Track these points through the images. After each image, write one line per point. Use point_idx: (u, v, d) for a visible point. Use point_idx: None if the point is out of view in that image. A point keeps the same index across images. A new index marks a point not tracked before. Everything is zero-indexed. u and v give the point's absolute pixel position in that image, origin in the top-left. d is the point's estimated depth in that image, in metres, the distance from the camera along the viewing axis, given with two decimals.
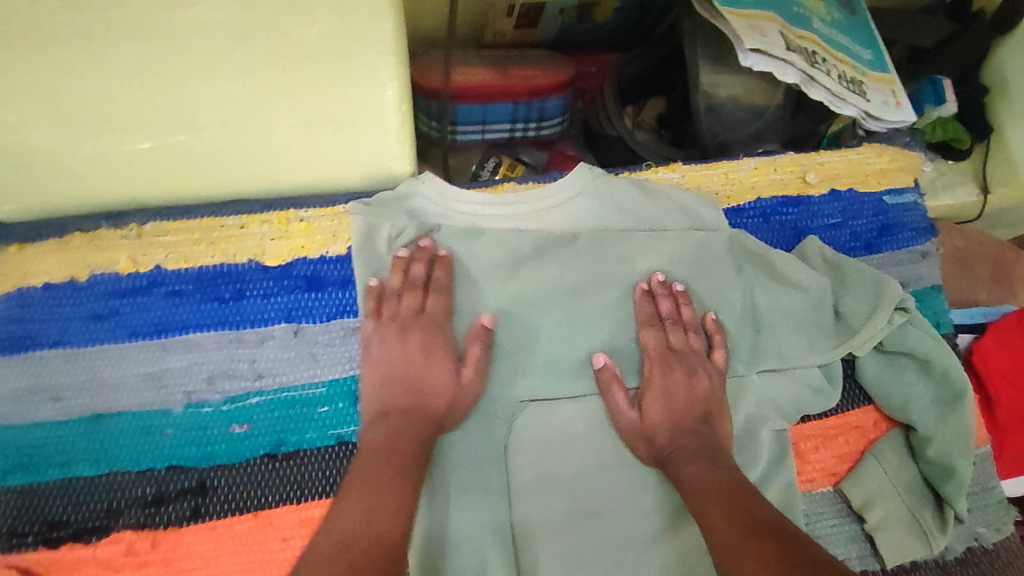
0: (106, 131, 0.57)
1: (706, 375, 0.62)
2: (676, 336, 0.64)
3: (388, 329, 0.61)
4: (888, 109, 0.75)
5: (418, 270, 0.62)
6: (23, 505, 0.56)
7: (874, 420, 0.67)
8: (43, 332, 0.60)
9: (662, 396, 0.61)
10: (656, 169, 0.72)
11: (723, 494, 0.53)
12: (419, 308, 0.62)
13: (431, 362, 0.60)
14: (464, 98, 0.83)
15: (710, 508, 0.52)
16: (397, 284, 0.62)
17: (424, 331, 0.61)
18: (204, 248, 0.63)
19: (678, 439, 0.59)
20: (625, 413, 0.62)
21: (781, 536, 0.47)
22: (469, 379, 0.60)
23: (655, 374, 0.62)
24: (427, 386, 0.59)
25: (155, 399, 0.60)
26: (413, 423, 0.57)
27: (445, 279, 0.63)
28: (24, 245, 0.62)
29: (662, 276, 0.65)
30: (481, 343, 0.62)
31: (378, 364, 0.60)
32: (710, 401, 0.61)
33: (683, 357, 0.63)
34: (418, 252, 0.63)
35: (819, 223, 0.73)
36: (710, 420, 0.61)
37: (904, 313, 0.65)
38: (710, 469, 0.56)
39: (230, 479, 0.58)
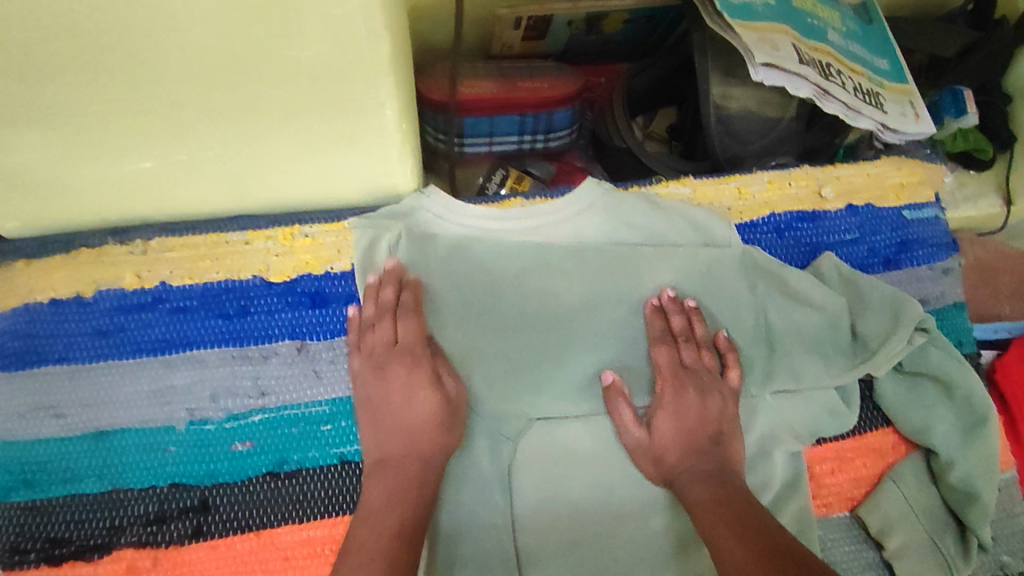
0: (102, 156, 0.52)
1: (718, 396, 0.61)
2: (688, 355, 0.62)
3: (366, 364, 0.59)
4: (905, 121, 0.73)
5: (387, 294, 0.61)
6: (27, 522, 0.56)
7: (893, 443, 0.64)
8: (49, 348, 0.61)
9: (672, 415, 0.60)
10: (667, 183, 0.71)
11: (735, 519, 0.51)
12: (391, 339, 0.60)
13: (410, 397, 0.58)
14: (471, 111, 0.82)
15: (721, 537, 0.50)
16: (371, 314, 0.61)
17: (401, 365, 0.59)
18: (208, 264, 0.63)
19: (689, 460, 0.58)
20: (635, 434, 0.60)
21: (795, 562, 0.45)
22: (454, 390, 0.60)
23: (668, 392, 0.61)
24: (407, 422, 0.57)
25: (158, 416, 0.59)
26: (402, 457, 0.56)
27: (414, 303, 0.61)
28: (31, 261, 0.62)
29: (673, 293, 0.64)
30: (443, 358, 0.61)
31: (364, 407, 0.59)
32: (723, 421, 0.60)
33: (696, 376, 0.61)
34: (384, 277, 0.61)
35: (835, 239, 0.71)
36: (723, 442, 0.59)
37: (924, 334, 0.62)
38: (721, 492, 0.54)
39: (232, 498, 0.58)
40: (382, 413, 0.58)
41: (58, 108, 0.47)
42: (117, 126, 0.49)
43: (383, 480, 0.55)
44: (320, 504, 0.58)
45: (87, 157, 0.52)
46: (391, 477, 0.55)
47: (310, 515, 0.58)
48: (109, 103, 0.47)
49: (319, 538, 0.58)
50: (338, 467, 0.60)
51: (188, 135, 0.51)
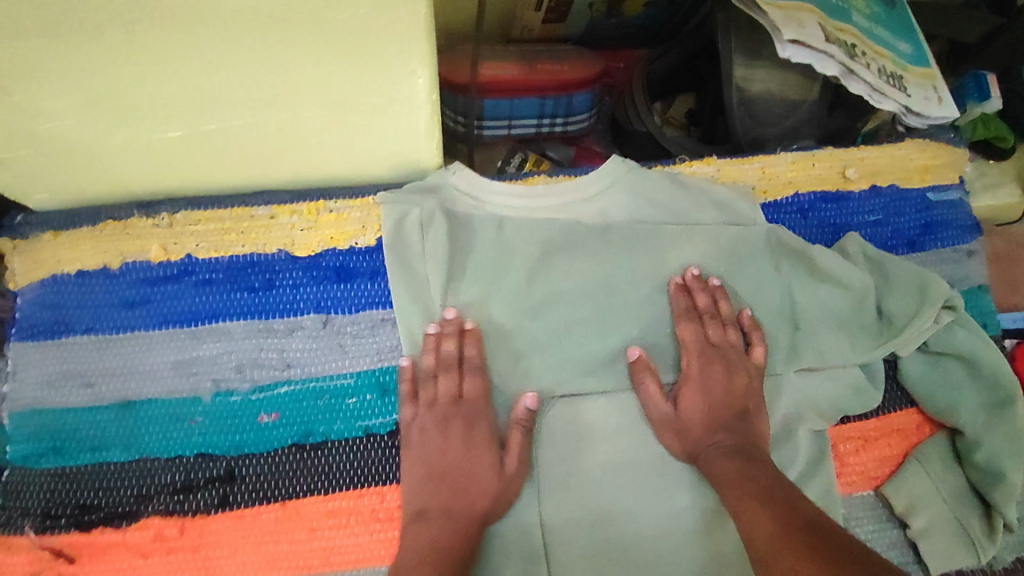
0: (136, 123, 0.52)
1: (744, 372, 0.61)
2: (714, 331, 0.62)
3: (427, 417, 0.59)
4: (929, 105, 0.72)
5: (449, 347, 0.61)
6: (57, 489, 0.57)
7: (916, 423, 0.64)
8: (76, 318, 0.61)
9: (699, 393, 0.60)
10: (690, 163, 0.71)
11: (765, 491, 0.51)
12: (455, 392, 0.60)
13: (471, 451, 0.58)
14: (491, 93, 0.81)
15: (750, 512, 0.50)
16: (431, 365, 0.61)
17: (462, 419, 0.59)
18: (234, 238, 0.64)
19: (714, 435, 0.58)
20: (660, 411, 0.60)
21: (823, 534, 0.45)
22: (513, 466, 0.58)
23: (694, 368, 0.61)
24: (466, 480, 0.57)
25: (184, 387, 0.60)
26: (454, 526, 0.54)
27: (478, 357, 0.61)
28: (58, 233, 0.63)
29: (697, 271, 0.64)
30: (522, 427, 0.60)
31: (419, 455, 0.58)
32: (748, 397, 0.60)
33: (723, 353, 0.61)
34: (445, 326, 0.61)
35: (859, 220, 0.71)
36: (749, 418, 0.59)
37: (951, 312, 0.63)
38: (749, 468, 0.54)
39: (258, 468, 0.58)
40: (440, 470, 0.57)
41: (93, 74, 0.46)
42: (152, 91, 0.49)
43: (428, 549, 0.52)
44: (345, 476, 0.59)
45: (120, 124, 0.52)
46: (433, 527, 0.54)
47: (335, 486, 0.58)
48: (143, 67, 0.46)
49: (344, 509, 0.58)
50: (364, 439, 0.60)
51: (221, 101, 0.51)
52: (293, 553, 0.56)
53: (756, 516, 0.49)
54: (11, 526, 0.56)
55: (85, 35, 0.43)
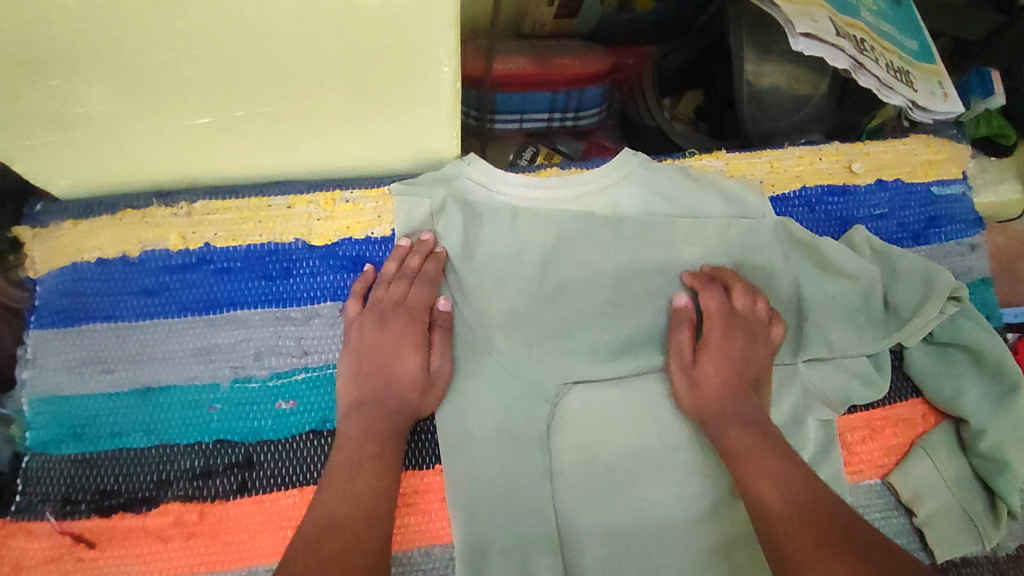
0: (164, 109, 0.53)
1: (762, 346, 0.62)
2: (740, 299, 0.63)
3: (367, 316, 0.62)
4: (934, 100, 0.73)
5: (413, 261, 0.63)
6: (77, 474, 0.58)
7: (922, 412, 0.65)
8: (95, 306, 0.62)
9: (718, 356, 0.61)
10: (701, 156, 0.72)
11: (779, 474, 0.52)
12: (400, 298, 0.62)
13: (401, 348, 0.60)
14: (504, 86, 0.82)
15: (767, 495, 0.50)
16: (390, 272, 0.63)
17: (400, 320, 0.61)
18: (251, 227, 0.64)
19: (727, 400, 0.59)
20: (678, 358, 0.62)
21: (842, 528, 0.46)
22: (437, 365, 0.61)
23: (715, 332, 0.62)
24: (392, 370, 0.60)
25: (203, 373, 0.61)
26: (385, 403, 0.58)
27: (435, 273, 0.63)
28: (78, 221, 0.64)
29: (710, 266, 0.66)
30: (442, 326, 0.63)
31: (353, 349, 0.61)
32: (762, 369, 0.61)
33: (745, 323, 0.62)
34: (417, 245, 0.64)
35: (865, 214, 0.72)
36: (760, 388, 0.61)
37: (957, 303, 0.63)
38: (763, 446, 0.55)
39: (276, 454, 0.59)
40: (375, 363, 0.60)
41: (126, 60, 0.47)
42: (180, 79, 0.49)
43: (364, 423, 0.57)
44: None
45: (147, 110, 0.52)
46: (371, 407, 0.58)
47: None
48: (176, 53, 0.47)
49: None
50: None
51: (248, 89, 0.52)
52: None
53: (774, 505, 0.49)
54: (31, 512, 0.56)
55: (120, 21, 0.43)
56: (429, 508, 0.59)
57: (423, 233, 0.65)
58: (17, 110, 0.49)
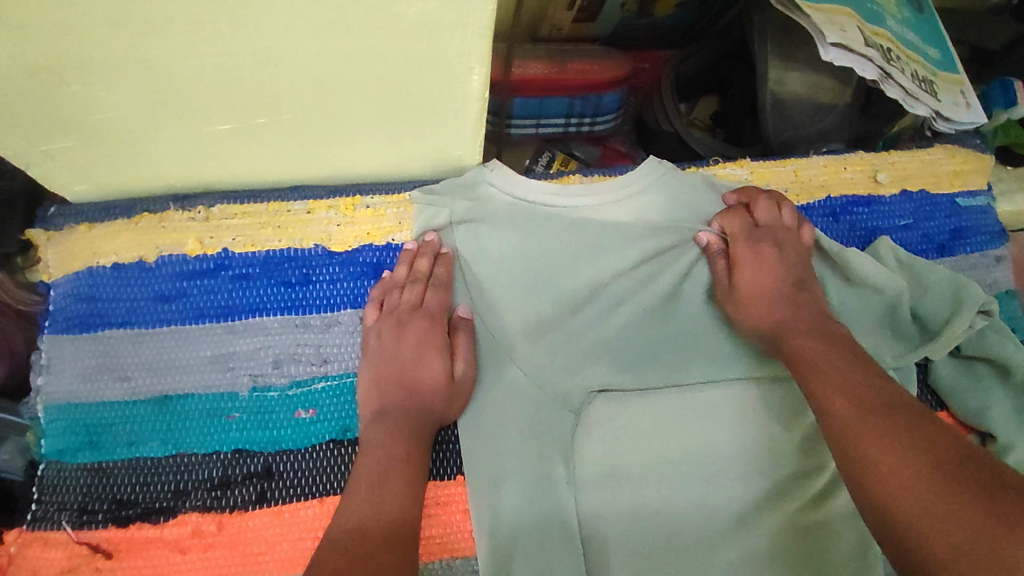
0: (187, 115, 0.52)
1: (795, 249, 0.63)
2: (762, 214, 0.64)
3: (386, 322, 0.61)
4: (958, 109, 0.73)
5: (422, 264, 0.63)
6: (94, 483, 0.57)
7: (948, 426, 0.64)
8: (112, 311, 0.61)
9: (755, 268, 0.61)
10: (724, 165, 0.71)
11: (838, 371, 0.51)
12: (417, 301, 0.62)
13: (421, 354, 0.60)
14: (523, 90, 0.81)
15: (830, 389, 0.49)
16: (401, 276, 0.63)
17: (419, 324, 0.61)
18: (271, 232, 0.64)
19: (776, 313, 0.58)
20: (722, 282, 0.63)
21: (917, 434, 0.44)
22: (462, 373, 0.60)
23: (747, 248, 0.62)
24: (414, 379, 0.59)
25: (221, 381, 0.60)
26: (411, 414, 0.57)
27: (446, 276, 0.64)
28: (93, 225, 0.63)
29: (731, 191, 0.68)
30: (464, 332, 0.62)
31: (372, 357, 0.60)
32: (804, 272, 0.61)
33: (772, 232, 0.63)
34: (422, 247, 0.64)
35: (890, 224, 0.71)
36: (806, 289, 0.60)
37: (987, 317, 0.63)
38: (819, 346, 0.54)
39: (296, 464, 0.58)
40: (401, 364, 0.59)
41: (153, 65, 0.45)
42: (211, 85, 0.48)
43: (390, 435, 0.55)
44: None
45: (172, 114, 0.51)
46: (395, 418, 0.57)
47: None
48: (203, 58, 0.45)
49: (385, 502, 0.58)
50: None
51: (274, 95, 0.51)
52: None
53: (837, 400, 0.48)
54: (47, 521, 0.55)
55: (148, 26, 0.42)
56: (451, 520, 0.58)
57: (428, 233, 0.65)
58: (39, 113, 0.48)
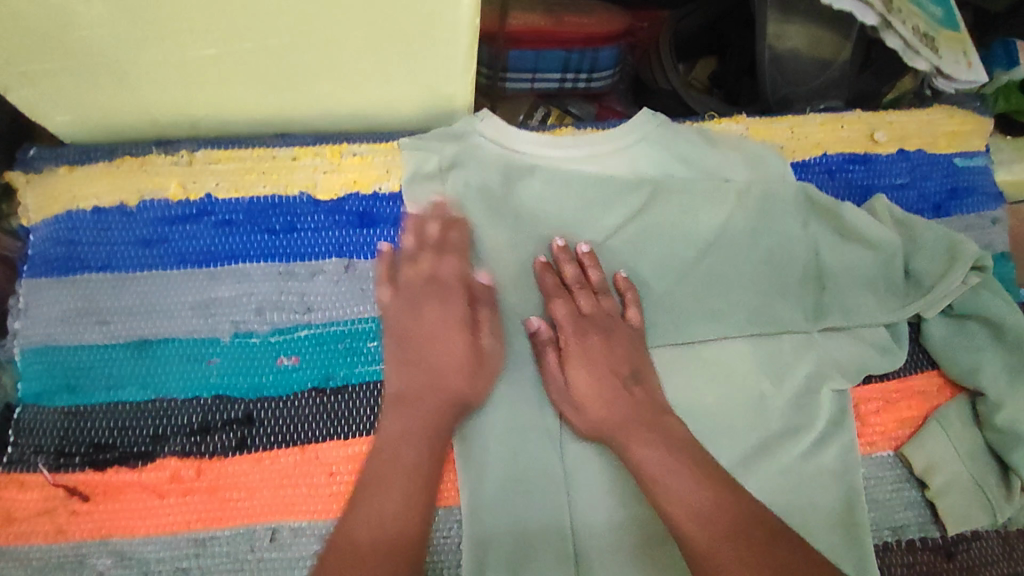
0: (171, 40, 0.50)
1: (620, 336, 0.61)
2: (586, 301, 0.61)
3: (401, 297, 0.60)
4: (958, 68, 0.71)
5: (433, 229, 0.62)
6: (71, 426, 0.56)
7: (937, 385, 0.64)
8: (91, 255, 0.60)
9: (583, 363, 0.59)
10: (720, 120, 0.70)
11: (684, 485, 0.52)
12: (432, 271, 0.61)
13: (444, 332, 0.59)
14: (518, 43, 0.80)
15: (675, 504, 0.51)
16: (411, 245, 0.62)
17: (435, 297, 0.60)
18: (255, 178, 0.63)
19: (614, 412, 0.57)
20: (552, 375, 0.60)
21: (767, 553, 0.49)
22: (490, 345, 0.60)
23: (572, 345, 0.60)
24: (435, 358, 0.58)
25: (201, 327, 0.59)
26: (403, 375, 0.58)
27: (460, 242, 0.62)
28: (74, 167, 0.62)
29: (560, 243, 0.62)
30: (485, 304, 0.61)
31: (389, 333, 0.59)
32: (634, 359, 0.60)
33: (596, 321, 0.61)
34: (430, 212, 0.63)
35: (886, 182, 0.70)
36: (640, 378, 0.59)
37: (979, 273, 0.63)
38: (668, 454, 0.54)
39: (277, 411, 0.57)
40: (423, 333, 0.59)
41: None
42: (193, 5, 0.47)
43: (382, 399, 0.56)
44: (365, 421, 0.58)
45: (154, 37, 0.50)
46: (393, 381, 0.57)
47: (354, 432, 0.57)
48: None
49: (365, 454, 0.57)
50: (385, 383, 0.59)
51: (259, 20, 0.49)
52: (313, 497, 0.56)
53: (688, 528, 0.50)
54: (23, 464, 0.55)
55: None
56: None
57: (435, 198, 0.63)
58: (17, 28, 0.47)
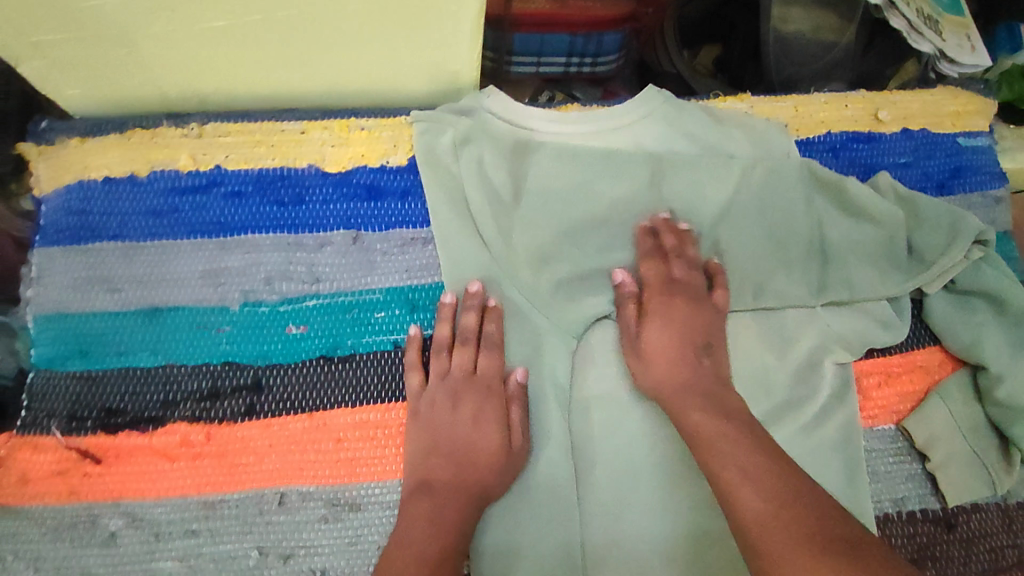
0: (180, 9, 0.51)
1: (705, 309, 0.61)
2: (677, 269, 0.62)
3: (438, 390, 0.58)
4: (962, 52, 0.72)
5: (470, 321, 0.60)
6: (83, 391, 0.57)
7: (939, 360, 0.65)
8: (102, 224, 0.61)
9: (662, 325, 0.60)
10: (725, 99, 0.71)
11: (741, 452, 0.49)
12: (470, 366, 0.59)
13: (478, 426, 0.57)
14: (522, 26, 0.80)
15: (729, 467, 0.49)
16: (446, 335, 0.60)
17: (475, 396, 0.58)
18: (265, 151, 0.63)
19: (682, 373, 0.57)
20: (627, 330, 0.61)
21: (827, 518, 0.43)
22: (518, 445, 0.58)
23: (654, 302, 0.61)
24: (469, 451, 0.56)
25: (211, 296, 0.59)
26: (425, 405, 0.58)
27: (496, 334, 0.61)
28: (85, 139, 0.62)
29: (665, 215, 0.64)
30: (519, 401, 0.59)
31: (420, 424, 0.57)
32: (712, 332, 0.60)
33: (684, 288, 0.61)
34: (467, 298, 0.61)
35: (889, 161, 0.70)
36: (712, 351, 0.59)
37: (982, 248, 0.63)
38: (719, 423, 0.53)
39: (286, 379, 0.58)
40: (445, 442, 0.56)
41: None
42: None
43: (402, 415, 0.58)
44: (373, 389, 0.59)
45: (164, 6, 0.50)
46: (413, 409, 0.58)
47: (362, 399, 0.58)
48: None
49: (372, 421, 0.58)
50: (392, 353, 0.60)
51: None
52: (320, 462, 0.56)
53: (743, 492, 0.47)
54: (37, 427, 0.56)
55: None
56: None
57: (471, 286, 0.62)
58: None
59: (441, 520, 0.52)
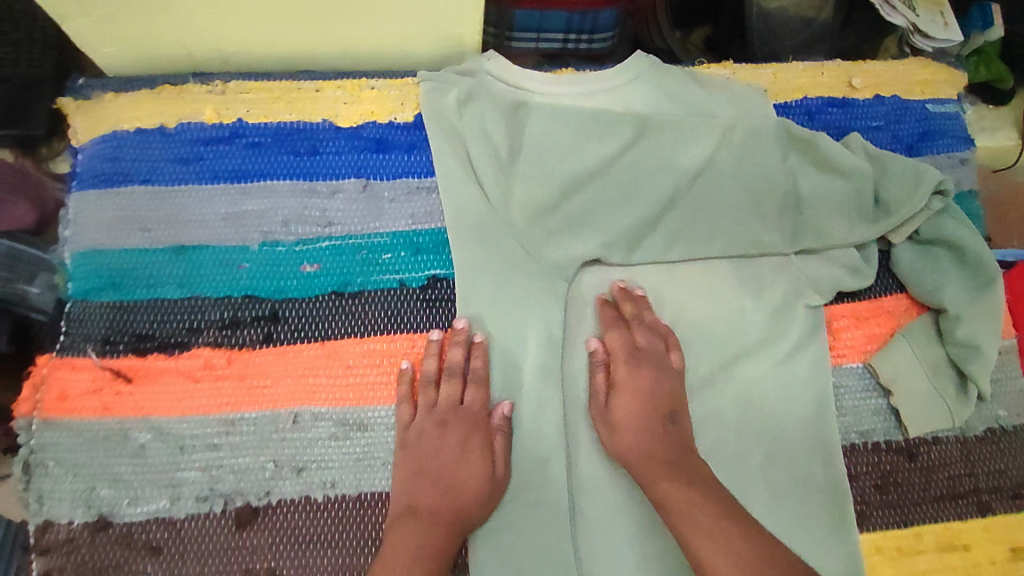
0: None
1: (670, 374, 0.63)
2: (639, 336, 0.64)
3: (425, 421, 0.60)
4: (934, 28, 0.78)
5: (456, 356, 0.62)
6: (115, 318, 0.62)
7: (905, 306, 0.70)
8: (134, 170, 0.66)
9: (633, 394, 0.61)
10: (708, 66, 0.76)
11: (713, 524, 0.52)
12: (457, 399, 0.61)
13: (463, 456, 0.59)
14: (522, 3, 0.85)
15: (703, 540, 0.52)
16: (434, 369, 0.62)
17: (461, 425, 0.60)
18: (283, 106, 0.69)
19: (651, 443, 0.58)
20: (598, 397, 0.63)
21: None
22: (501, 474, 0.60)
23: (621, 372, 0.62)
24: (453, 481, 0.58)
25: (232, 235, 0.65)
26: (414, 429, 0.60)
27: (482, 369, 0.63)
28: (119, 94, 0.68)
29: (622, 286, 0.67)
30: (503, 433, 0.61)
31: (409, 451, 0.59)
32: (677, 398, 0.62)
33: (651, 355, 0.63)
34: (453, 334, 0.63)
35: (862, 124, 0.75)
36: (675, 419, 0.61)
37: (942, 199, 0.68)
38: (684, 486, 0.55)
39: (300, 311, 0.63)
40: (431, 471, 0.58)
41: None
42: None
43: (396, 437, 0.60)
44: (379, 321, 0.64)
45: None
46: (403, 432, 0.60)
47: (370, 330, 0.63)
48: None
49: (378, 351, 0.63)
50: (397, 289, 0.65)
51: None
52: (331, 386, 0.62)
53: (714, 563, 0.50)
54: (74, 349, 0.61)
55: None
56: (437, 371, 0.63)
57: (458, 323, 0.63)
58: None
59: (426, 551, 0.54)
